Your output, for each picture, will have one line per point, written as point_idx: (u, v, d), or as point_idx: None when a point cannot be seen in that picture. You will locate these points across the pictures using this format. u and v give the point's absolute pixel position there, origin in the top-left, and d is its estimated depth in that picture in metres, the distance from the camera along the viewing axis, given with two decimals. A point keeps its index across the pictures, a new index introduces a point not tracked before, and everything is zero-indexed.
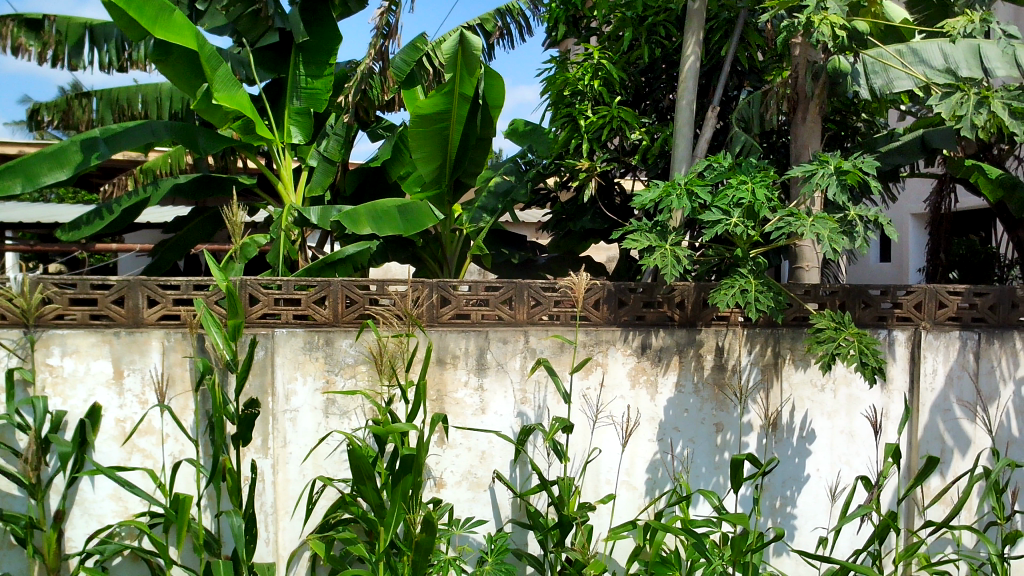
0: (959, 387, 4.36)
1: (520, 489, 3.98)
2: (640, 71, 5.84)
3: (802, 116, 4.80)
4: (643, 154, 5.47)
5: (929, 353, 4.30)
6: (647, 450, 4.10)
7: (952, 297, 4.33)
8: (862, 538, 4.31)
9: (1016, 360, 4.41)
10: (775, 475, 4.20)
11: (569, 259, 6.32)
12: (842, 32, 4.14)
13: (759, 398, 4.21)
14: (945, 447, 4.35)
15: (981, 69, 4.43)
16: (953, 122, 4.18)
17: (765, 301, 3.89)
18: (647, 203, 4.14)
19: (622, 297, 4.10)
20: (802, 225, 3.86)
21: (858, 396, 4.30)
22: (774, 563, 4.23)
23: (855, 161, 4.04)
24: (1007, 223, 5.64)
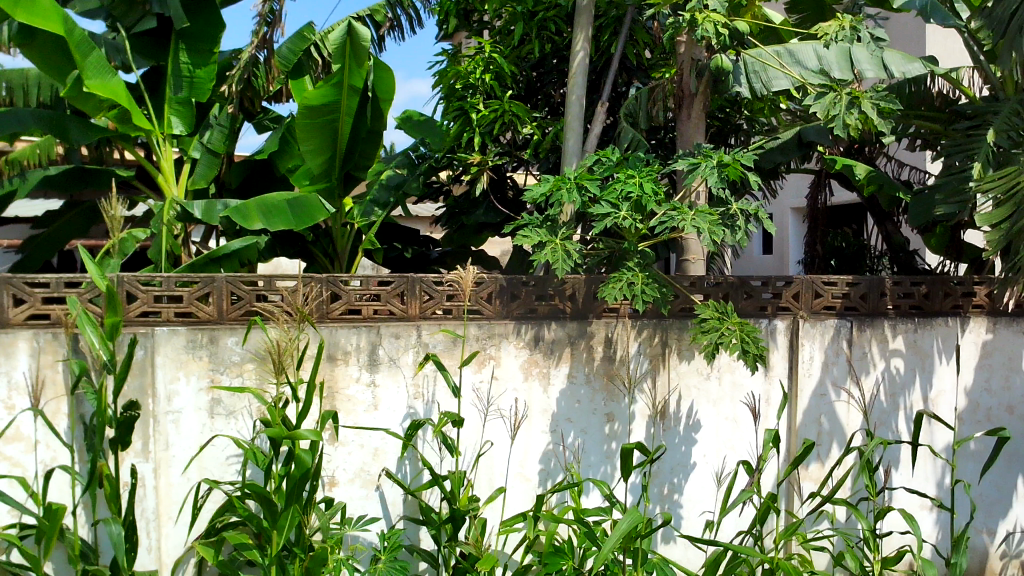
0: (834, 372, 4.57)
1: (413, 485, 3.95)
2: (530, 66, 5.86)
3: (688, 112, 4.88)
4: (535, 148, 5.52)
5: (806, 340, 4.49)
6: (540, 441, 4.14)
7: (827, 287, 4.55)
8: (745, 520, 4.48)
9: (887, 346, 4.64)
10: (663, 462, 4.32)
11: (461, 253, 6.36)
12: (724, 31, 4.28)
13: (647, 387, 4.31)
14: (821, 431, 4.55)
15: (851, 69, 4.69)
16: (827, 121, 4.38)
17: (651, 292, 3.99)
18: (539, 197, 4.15)
19: (514, 291, 4.13)
20: (684, 219, 3.97)
21: (740, 382, 4.46)
22: (663, 548, 4.35)
23: (736, 154, 4.18)
24: (877, 217, 6.04)
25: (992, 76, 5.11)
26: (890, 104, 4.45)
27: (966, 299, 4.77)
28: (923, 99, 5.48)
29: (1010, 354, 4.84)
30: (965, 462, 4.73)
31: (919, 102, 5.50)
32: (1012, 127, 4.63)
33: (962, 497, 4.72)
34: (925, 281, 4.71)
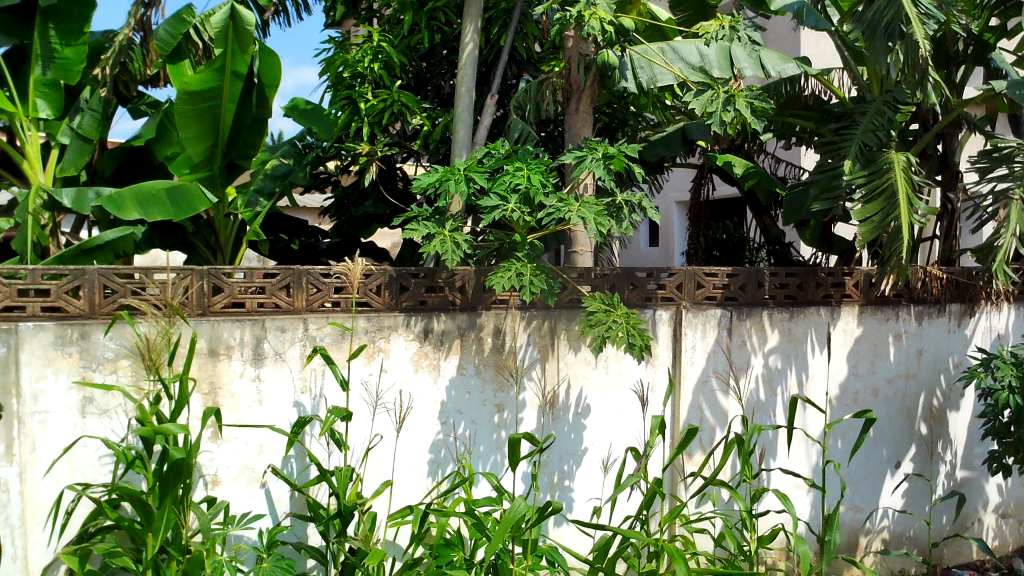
0: (715, 360, 4.72)
1: (300, 481, 3.88)
2: (420, 56, 5.81)
3: (575, 106, 4.94)
4: (424, 139, 5.50)
5: (689, 329, 4.63)
6: (430, 434, 4.12)
7: (708, 278, 4.73)
8: (632, 505, 4.60)
9: (764, 335, 4.83)
10: (552, 451, 4.38)
11: (349, 245, 6.20)
12: (610, 27, 4.36)
13: (537, 377, 4.36)
14: (703, 417, 4.70)
15: (730, 69, 4.82)
16: (705, 117, 4.53)
17: (538, 282, 4.03)
18: (427, 187, 4.12)
19: (403, 282, 4.11)
20: (571, 211, 4.02)
21: (626, 371, 4.57)
22: (553, 534, 4.41)
23: (620, 146, 4.26)
24: (755, 211, 6.31)
25: (859, 78, 5.38)
26: (763, 103, 4.64)
27: (836, 289, 5.02)
28: (796, 100, 5.76)
29: (876, 340, 5.12)
30: (835, 443, 4.99)
31: (794, 102, 5.76)
32: (878, 127, 4.89)
33: (833, 476, 4.98)
34: (800, 273, 4.93)
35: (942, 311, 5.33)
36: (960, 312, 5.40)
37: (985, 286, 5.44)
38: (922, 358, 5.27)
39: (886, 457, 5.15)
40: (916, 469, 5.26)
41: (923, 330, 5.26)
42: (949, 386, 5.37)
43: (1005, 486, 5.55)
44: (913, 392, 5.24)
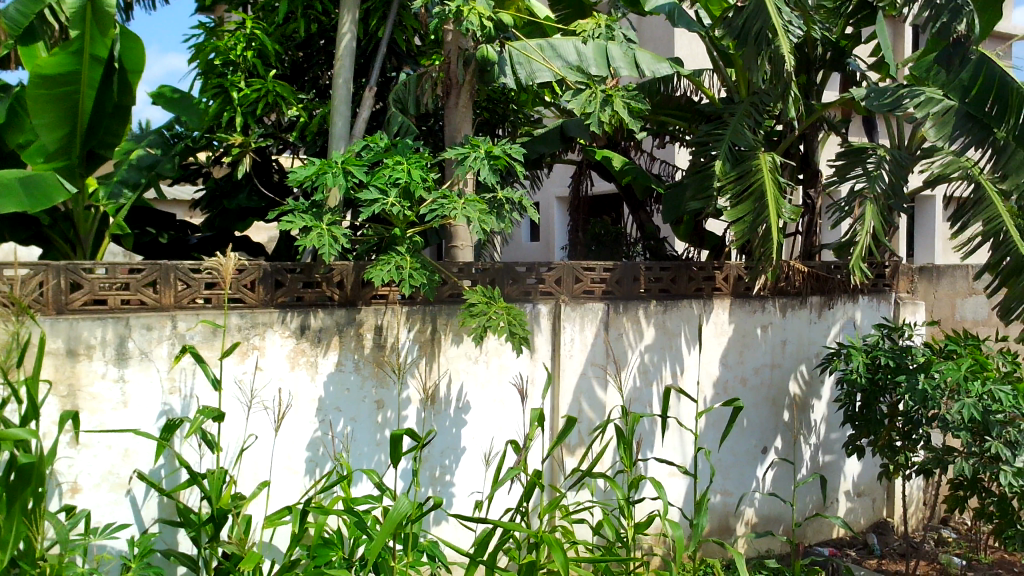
0: (594, 353, 4.81)
1: (169, 486, 3.71)
2: (296, 46, 5.67)
3: (455, 101, 4.92)
4: (300, 131, 5.37)
5: (567, 323, 4.70)
6: (307, 431, 4.02)
7: (586, 273, 4.82)
8: (512, 497, 4.64)
9: (640, 327, 4.96)
10: (433, 446, 4.36)
11: (220, 240, 6.01)
12: (489, 23, 4.38)
13: (417, 372, 4.32)
14: (582, 408, 4.77)
15: (607, 68, 4.92)
16: (583, 115, 4.60)
17: (419, 277, 4.01)
18: (303, 180, 4.01)
19: (279, 277, 4.00)
20: (453, 205, 4.01)
21: (506, 365, 4.60)
22: (434, 530, 4.39)
23: (503, 146, 4.28)
24: (632, 206, 6.47)
25: (728, 80, 5.61)
26: (639, 103, 4.75)
27: (707, 283, 5.22)
28: (669, 100, 5.95)
29: (744, 331, 5.35)
30: (707, 431, 5.19)
31: (667, 102, 5.94)
32: (746, 127, 5.10)
33: (705, 463, 5.17)
34: (673, 267, 5.11)
35: (803, 303, 5.62)
36: (820, 304, 5.70)
37: (842, 280, 5.78)
38: (787, 348, 5.54)
39: (754, 443, 5.39)
40: (781, 454, 5.53)
41: (786, 321, 5.53)
42: (810, 374, 5.67)
43: (860, 467, 5.90)
44: (778, 380, 5.50)
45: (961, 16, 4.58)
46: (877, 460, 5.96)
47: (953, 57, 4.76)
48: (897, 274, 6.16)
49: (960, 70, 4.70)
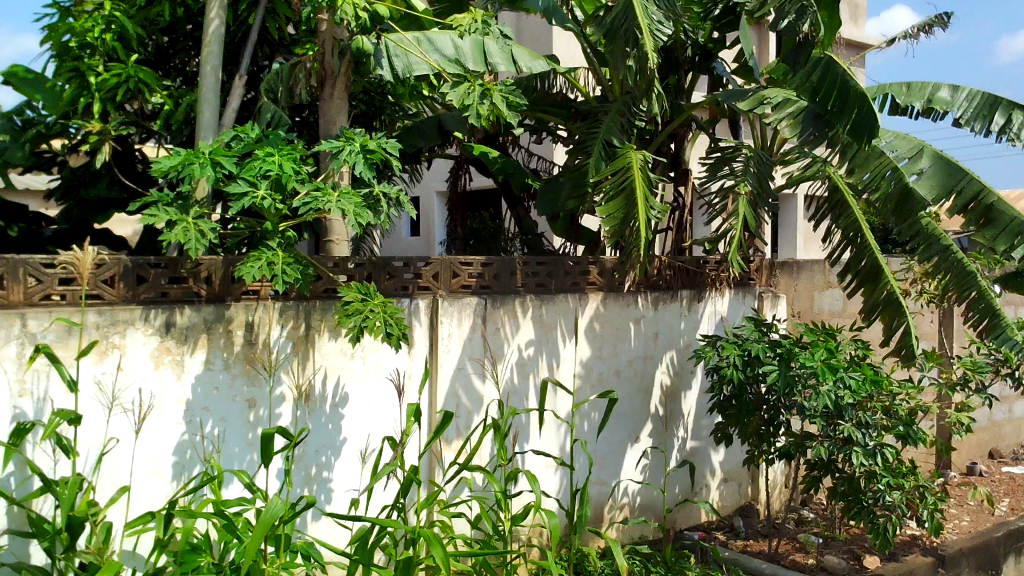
0: (471, 347, 4.82)
1: (19, 495, 3.49)
2: (160, 30, 5.44)
3: (330, 92, 4.78)
4: (165, 120, 5.16)
5: (445, 318, 4.69)
6: (172, 433, 3.85)
7: (464, 267, 4.81)
8: (390, 494, 4.59)
9: (517, 321, 5.00)
10: (308, 445, 4.26)
11: (77, 232, 5.59)
12: (364, 14, 4.33)
13: (291, 370, 4.21)
14: (460, 403, 4.77)
15: (484, 64, 4.91)
16: (461, 108, 4.61)
17: (292, 273, 3.91)
18: (167, 171, 3.82)
19: (141, 272, 3.81)
20: (326, 199, 3.92)
21: (383, 360, 4.53)
22: (309, 529, 4.30)
23: (379, 139, 4.22)
24: (510, 201, 6.52)
25: (602, 79, 5.73)
26: (517, 98, 4.79)
27: (583, 277, 5.32)
28: (545, 96, 6.02)
29: (618, 325, 5.49)
30: (582, 423, 5.29)
31: (544, 98, 6.01)
32: (618, 126, 5.24)
33: (581, 454, 5.27)
34: (549, 262, 5.17)
35: (674, 297, 5.81)
36: (690, 298, 5.92)
37: (710, 274, 6.01)
38: (658, 341, 5.73)
39: (628, 433, 5.54)
40: (654, 443, 5.71)
41: (658, 314, 5.71)
42: (681, 365, 5.87)
43: (728, 453, 6.17)
44: (650, 371, 5.68)
45: (807, 17, 4.94)
46: (743, 446, 6.24)
47: (799, 58, 5.29)
48: (761, 269, 6.45)
49: (812, 72, 5.09)
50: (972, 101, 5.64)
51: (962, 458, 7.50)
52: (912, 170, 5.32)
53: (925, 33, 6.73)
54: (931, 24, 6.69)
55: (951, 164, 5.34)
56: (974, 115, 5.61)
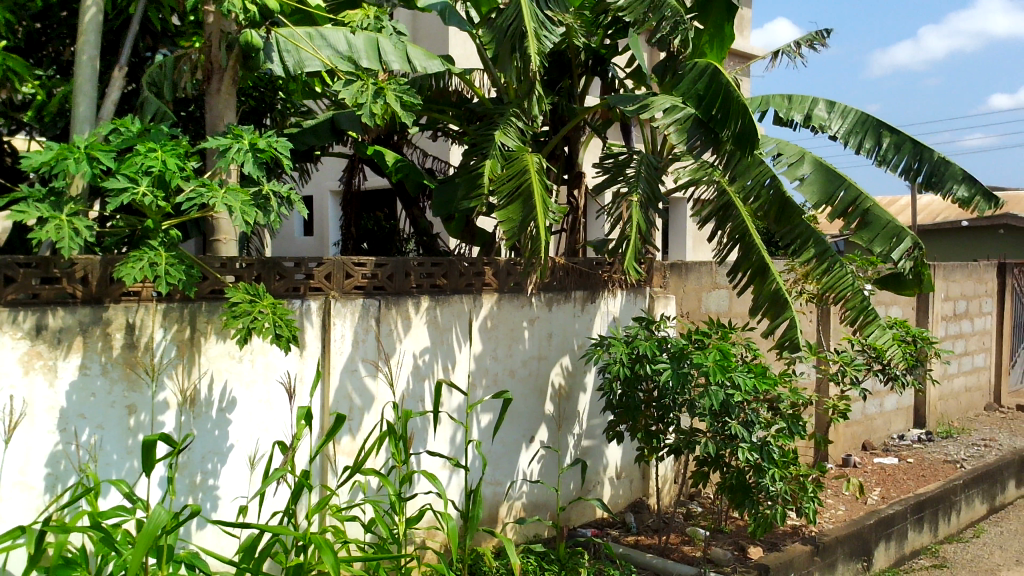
0: (364, 349, 4.74)
1: None
2: (32, 16, 5.18)
3: (217, 86, 4.56)
4: (37, 111, 4.96)
5: (338, 319, 4.61)
6: (45, 442, 3.65)
7: (356, 268, 4.73)
8: (281, 500, 4.47)
9: (410, 322, 4.96)
10: (192, 451, 4.11)
11: None
12: (253, 7, 4.21)
13: (175, 374, 4.04)
14: (353, 405, 4.69)
15: (378, 61, 4.88)
16: (354, 107, 4.55)
17: (176, 274, 3.75)
18: (39, 165, 3.63)
19: (9, 272, 3.58)
20: (213, 196, 3.79)
21: (273, 363, 4.41)
22: (194, 538, 4.14)
23: (268, 137, 4.11)
24: (405, 202, 6.46)
25: (497, 82, 5.76)
26: (411, 97, 4.75)
27: (477, 278, 5.32)
28: (440, 95, 6.02)
29: (512, 325, 5.53)
30: (477, 423, 5.30)
31: (439, 96, 6.01)
32: (511, 129, 5.29)
33: (476, 455, 5.28)
34: (444, 263, 5.15)
35: (568, 297, 5.89)
36: (583, 299, 6.01)
37: (603, 276, 6.12)
38: (552, 341, 5.79)
39: (522, 433, 5.58)
40: (548, 442, 5.77)
41: (551, 315, 5.78)
42: (574, 365, 5.96)
43: (620, 451, 6.29)
44: (544, 371, 5.74)
45: (677, 31, 5.34)
46: (634, 444, 6.37)
47: (667, 73, 5.87)
48: (651, 271, 6.61)
49: (698, 80, 5.38)
50: (846, 117, 5.97)
51: (839, 450, 7.89)
52: (794, 177, 5.57)
53: (806, 48, 7.05)
54: (813, 39, 7.02)
55: (830, 171, 5.63)
56: (849, 131, 5.95)
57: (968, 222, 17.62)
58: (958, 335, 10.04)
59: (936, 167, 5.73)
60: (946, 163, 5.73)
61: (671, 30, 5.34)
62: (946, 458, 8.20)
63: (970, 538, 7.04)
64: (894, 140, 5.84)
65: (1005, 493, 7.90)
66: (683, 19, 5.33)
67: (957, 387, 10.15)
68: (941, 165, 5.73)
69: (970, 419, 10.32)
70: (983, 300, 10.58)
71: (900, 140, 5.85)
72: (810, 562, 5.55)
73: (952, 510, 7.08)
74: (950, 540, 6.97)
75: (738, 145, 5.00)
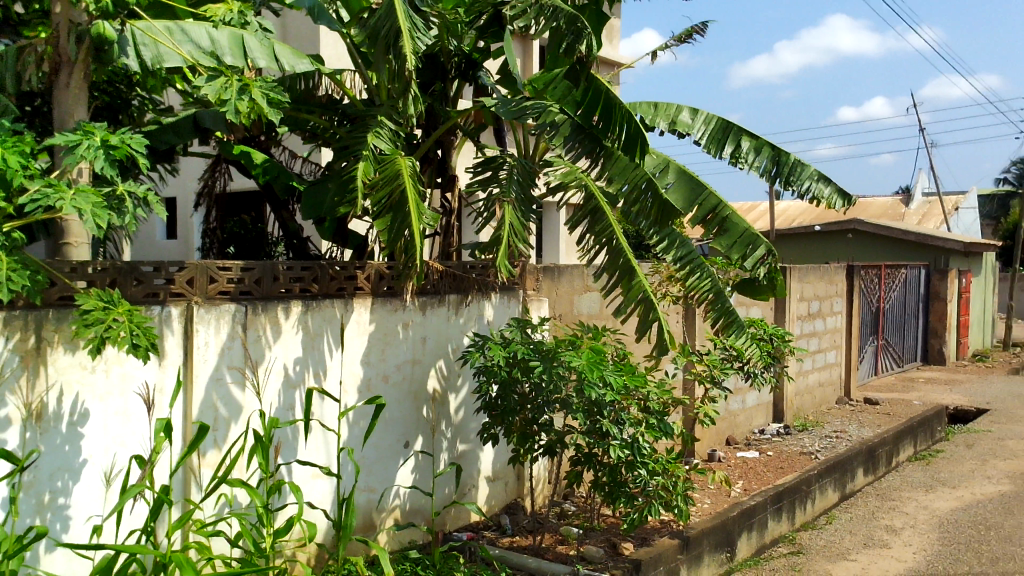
0: (230, 356, 4.57)
1: None
2: None
3: (65, 80, 4.28)
4: None
5: (201, 325, 4.41)
6: None
7: (221, 273, 4.55)
8: (138, 517, 4.24)
9: (279, 329, 4.81)
10: (39, 468, 3.83)
11: None
12: None
13: (19, 387, 3.74)
14: (218, 415, 4.51)
15: (243, 58, 4.70)
16: (217, 104, 4.39)
17: (19, 281, 3.49)
18: None
19: None
20: (60, 198, 3.55)
21: (130, 373, 4.16)
22: (41, 562, 3.86)
23: (122, 134, 3.89)
24: (273, 205, 6.28)
25: (369, 83, 5.68)
26: (278, 95, 4.61)
27: (349, 282, 5.24)
28: (310, 96, 5.92)
29: (385, 329, 5.46)
30: (349, 430, 5.21)
31: (307, 98, 5.91)
32: (384, 131, 5.23)
33: (348, 462, 5.18)
34: (314, 267, 5.03)
35: (441, 301, 5.87)
36: (457, 302, 5.99)
37: (477, 279, 6.13)
38: (426, 345, 5.75)
39: (396, 439, 5.52)
40: (423, 446, 5.73)
41: (425, 318, 5.74)
42: (448, 369, 5.94)
43: (494, 454, 6.31)
44: (418, 376, 5.69)
45: (583, 38, 5.24)
46: (509, 446, 6.41)
47: (578, 76, 5.64)
48: (524, 274, 6.67)
49: (575, 86, 5.60)
50: (708, 124, 6.26)
51: (704, 446, 8.20)
52: (661, 183, 5.86)
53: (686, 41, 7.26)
54: (690, 32, 7.23)
55: (692, 179, 5.86)
56: (710, 139, 6.21)
57: (821, 227, 18.73)
58: (812, 334, 10.65)
59: (793, 168, 6.07)
60: (801, 164, 6.07)
61: (575, 39, 5.23)
62: (802, 450, 8.68)
63: (823, 525, 7.45)
64: (753, 144, 6.13)
65: (854, 481, 8.42)
66: (582, 24, 5.23)
67: (812, 383, 10.76)
68: (797, 167, 6.06)
69: (823, 413, 10.95)
70: (834, 300, 11.26)
71: (760, 143, 6.15)
72: (678, 555, 5.74)
73: (808, 499, 7.48)
74: (806, 527, 7.37)
75: (625, 148, 5.37)
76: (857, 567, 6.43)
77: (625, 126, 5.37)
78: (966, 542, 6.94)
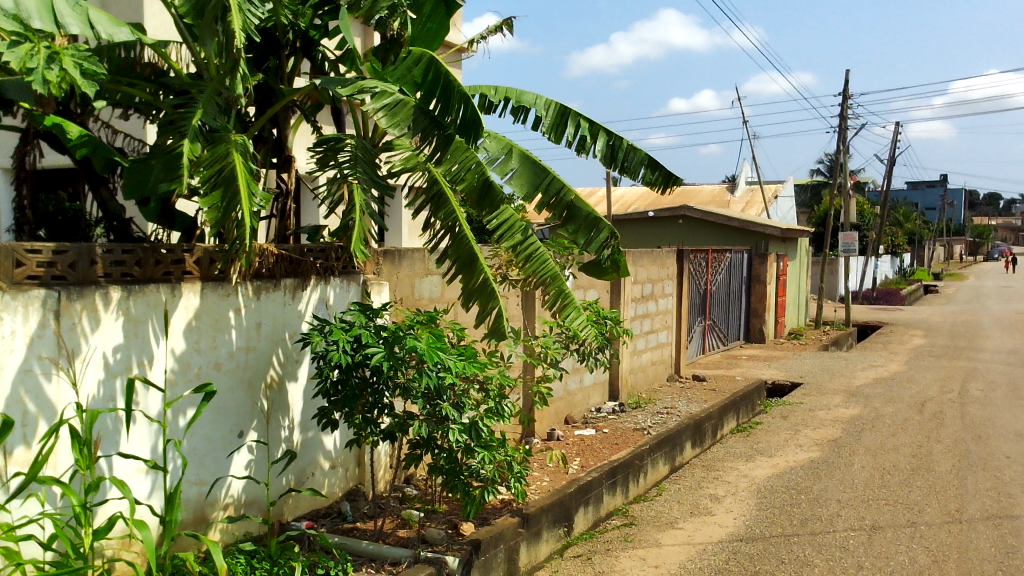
0: (40, 345, 4.21)
1: None
2: None
3: None
4: None
5: (6, 313, 4.04)
6: None
7: (30, 255, 4.19)
8: None
9: (97, 316, 4.50)
10: None
11: None
12: None
13: None
14: (27, 411, 4.15)
15: (53, 23, 4.36)
16: (22, 71, 4.00)
17: None
18: None
19: None
20: None
21: None
22: None
23: None
24: (91, 182, 5.82)
25: (197, 55, 5.40)
26: (92, 66, 4.34)
27: (176, 266, 4.96)
28: (130, 67, 5.58)
29: (215, 315, 5.23)
30: (175, 421, 4.96)
31: (126, 68, 5.59)
32: (213, 108, 5.00)
33: (175, 454, 4.95)
34: (136, 249, 4.73)
35: (277, 285, 5.68)
36: (293, 286, 5.82)
37: (314, 262, 5.96)
38: (261, 331, 5.57)
39: (229, 428, 5.31)
40: (258, 436, 5.54)
41: (260, 304, 5.55)
42: (285, 354, 5.77)
43: (333, 441, 6.20)
44: (253, 363, 5.50)
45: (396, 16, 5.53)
46: (348, 432, 6.32)
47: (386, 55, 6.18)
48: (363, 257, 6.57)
49: (415, 66, 5.56)
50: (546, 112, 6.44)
51: (543, 426, 8.41)
52: (504, 170, 5.80)
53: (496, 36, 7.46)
54: (499, 28, 7.41)
55: (535, 164, 5.93)
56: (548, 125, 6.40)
57: (654, 213, 19.59)
58: (644, 316, 11.14)
59: (626, 153, 6.36)
60: (633, 150, 6.37)
61: (390, 13, 5.52)
62: (635, 426, 9.09)
63: (654, 496, 7.84)
64: (590, 127, 6.36)
65: (682, 454, 8.90)
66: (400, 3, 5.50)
67: (644, 361, 11.25)
68: (630, 151, 6.36)
69: (655, 390, 11.49)
70: (665, 283, 11.82)
71: (596, 127, 6.39)
72: (517, 533, 5.87)
73: (640, 473, 7.84)
74: (638, 500, 7.72)
75: (461, 133, 5.30)
76: (683, 535, 6.81)
77: (461, 110, 5.30)
78: (780, 506, 7.50)
